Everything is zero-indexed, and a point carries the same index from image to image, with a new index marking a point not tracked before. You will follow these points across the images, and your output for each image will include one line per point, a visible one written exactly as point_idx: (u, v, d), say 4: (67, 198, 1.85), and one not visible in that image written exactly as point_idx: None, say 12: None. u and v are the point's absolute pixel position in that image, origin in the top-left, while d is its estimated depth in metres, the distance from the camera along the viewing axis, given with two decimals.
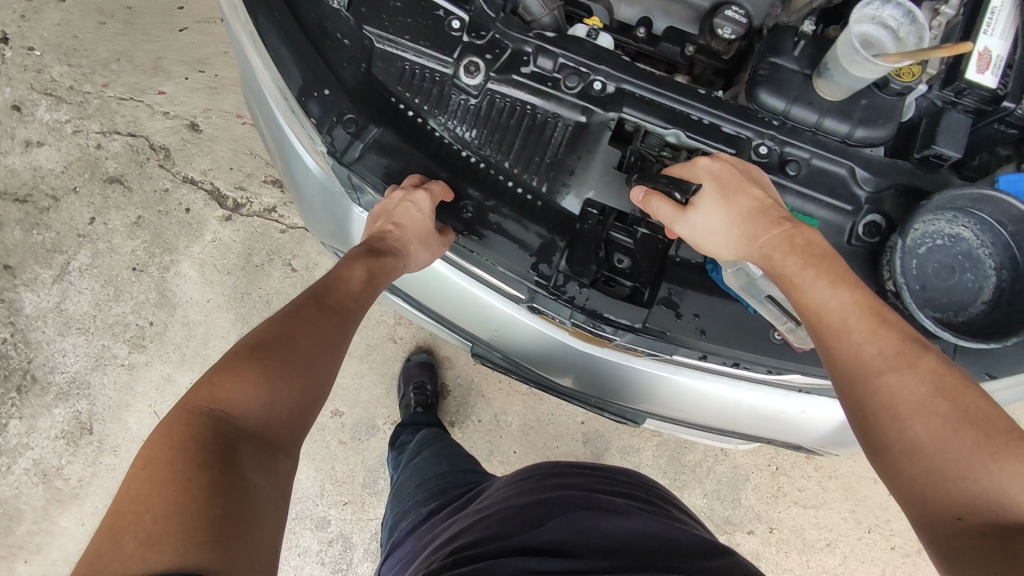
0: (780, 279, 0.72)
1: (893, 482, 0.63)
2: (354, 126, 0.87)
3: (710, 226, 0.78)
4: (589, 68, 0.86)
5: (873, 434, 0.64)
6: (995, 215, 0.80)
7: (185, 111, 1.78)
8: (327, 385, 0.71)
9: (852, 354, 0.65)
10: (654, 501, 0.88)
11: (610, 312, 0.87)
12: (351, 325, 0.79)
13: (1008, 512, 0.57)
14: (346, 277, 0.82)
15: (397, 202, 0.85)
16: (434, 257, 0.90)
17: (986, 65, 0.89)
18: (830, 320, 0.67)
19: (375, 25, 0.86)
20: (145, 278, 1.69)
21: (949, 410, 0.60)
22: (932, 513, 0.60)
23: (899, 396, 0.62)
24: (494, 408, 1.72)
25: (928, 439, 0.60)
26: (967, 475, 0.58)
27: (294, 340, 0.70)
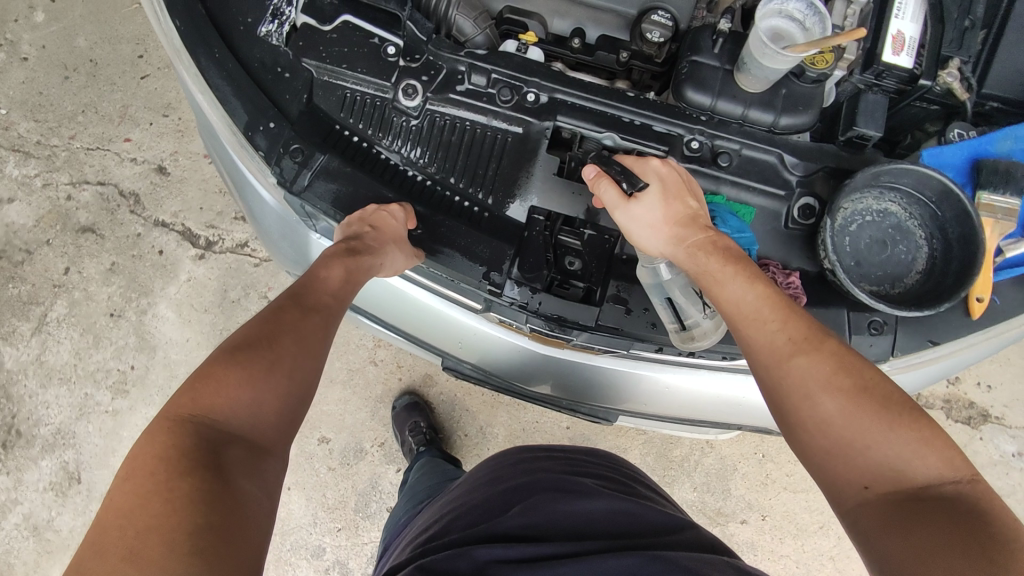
0: (701, 275, 0.76)
1: (806, 458, 0.67)
2: (300, 156, 0.89)
3: (645, 223, 0.80)
4: (521, 81, 0.90)
5: (788, 415, 0.68)
6: (918, 187, 0.84)
7: (154, 155, 1.81)
8: (311, 386, 0.72)
9: (766, 340, 0.69)
10: (628, 483, 0.89)
11: (564, 313, 0.87)
12: (333, 325, 0.79)
13: (906, 478, 0.62)
14: (324, 277, 0.82)
15: (372, 212, 0.85)
16: (407, 266, 0.88)
17: (901, 46, 0.94)
18: (739, 312, 0.72)
19: (313, 58, 0.91)
20: (123, 323, 1.71)
21: (850, 386, 0.65)
22: (838, 483, 0.64)
23: (810, 377, 0.66)
24: (479, 421, 1.74)
25: (835, 414, 0.64)
26: (870, 445, 0.63)
27: (276, 342, 0.70)
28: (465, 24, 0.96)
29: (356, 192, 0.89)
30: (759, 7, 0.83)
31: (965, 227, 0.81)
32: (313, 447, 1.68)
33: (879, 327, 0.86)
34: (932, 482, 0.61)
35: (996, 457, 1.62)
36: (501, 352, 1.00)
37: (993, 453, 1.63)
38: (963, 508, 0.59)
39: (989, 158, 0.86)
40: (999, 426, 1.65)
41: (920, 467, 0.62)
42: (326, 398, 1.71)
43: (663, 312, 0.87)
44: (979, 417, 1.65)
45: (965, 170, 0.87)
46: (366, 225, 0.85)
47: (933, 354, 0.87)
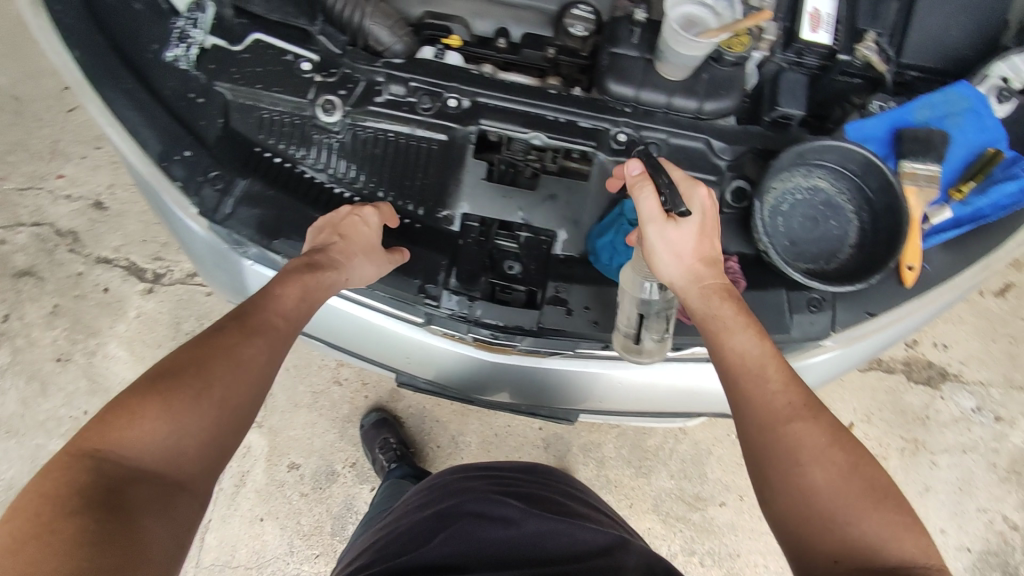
0: (703, 324, 0.73)
1: (779, 519, 0.66)
2: (220, 182, 0.85)
3: (671, 249, 0.74)
4: (441, 88, 0.89)
5: (772, 475, 0.66)
6: (843, 162, 0.85)
7: (89, 190, 1.74)
8: (242, 418, 0.67)
9: (766, 401, 0.68)
10: (560, 496, 0.90)
11: (504, 319, 0.86)
12: (279, 350, 0.72)
13: (879, 558, 0.61)
14: (278, 294, 0.74)
15: (343, 216, 0.83)
16: (379, 275, 0.85)
17: (818, 23, 0.95)
18: (742, 366, 0.70)
19: (225, 80, 0.88)
20: (72, 367, 1.64)
21: (843, 462, 0.65)
22: (809, 551, 0.63)
23: (802, 445, 0.65)
24: (451, 431, 1.72)
25: (823, 484, 0.64)
26: (849, 522, 0.63)
27: (204, 369, 0.65)
28: (381, 34, 0.92)
29: (282, 215, 0.86)
30: None
31: (890, 198, 0.83)
32: (283, 475, 1.64)
33: (818, 303, 0.86)
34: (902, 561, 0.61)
35: (958, 414, 1.66)
36: (450, 364, 0.99)
37: (955, 411, 1.66)
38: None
39: (909, 128, 0.87)
40: (958, 383, 1.68)
41: (895, 550, 0.62)
42: (292, 423, 1.67)
43: (622, 319, 0.84)
44: (938, 376, 1.68)
45: (887, 141, 0.88)
46: (335, 234, 0.81)
47: (872, 326, 0.88)
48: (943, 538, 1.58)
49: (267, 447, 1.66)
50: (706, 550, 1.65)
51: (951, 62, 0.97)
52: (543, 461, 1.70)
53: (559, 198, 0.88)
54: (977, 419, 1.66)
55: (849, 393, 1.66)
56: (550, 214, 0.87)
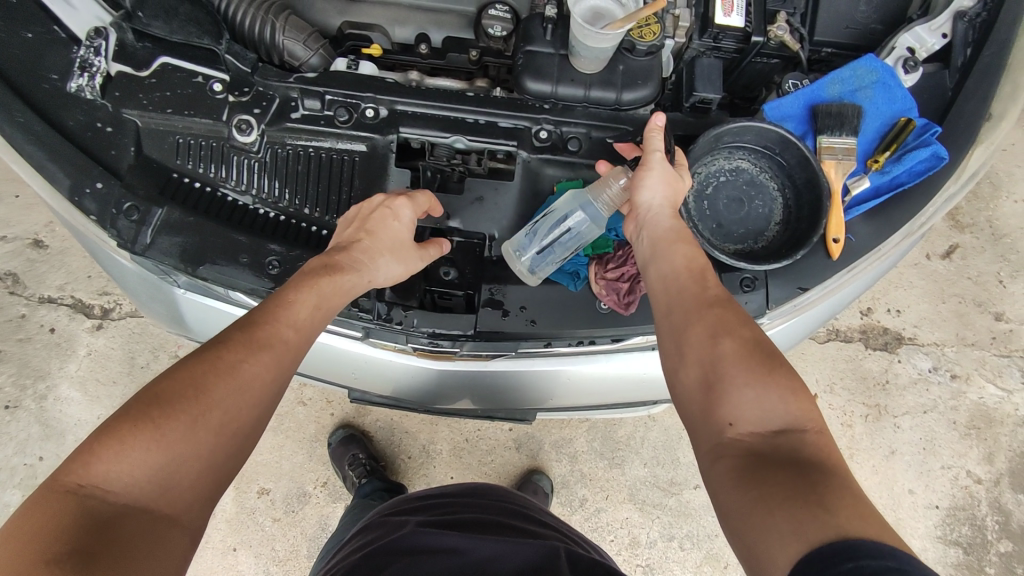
0: (658, 242, 0.73)
1: (681, 398, 0.64)
2: (136, 213, 0.82)
3: (664, 177, 0.76)
4: (357, 98, 0.87)
5: (679, 354, 0.65)
6: (760, 141, 0.86)
7: (25, 229, 1.69)
8: (245, 443, 0.61)
9: (692, 290, 0.67)
10: (501, 517, 0.92)
11: (440, 326, 0.84)
12: (289, 366, 0.66)
13: (769, 422, 0.59)
14: (290, 304, 0.68)
15: (375, 207, 0.80)
16: (409, 272, 0.82)
17: (731, 7, 0.96)
18: (675, 264, 0.70)
19: (134, 107, 0.86)
20: (22, 413, 1.59)
21: (750, 337, 0.62)
22: (708, 424, 0.61)
23: (712, 323, 0.63)
24: (421, 440, 1.70)
25: (729, 357, 0.61)
26: (744, 387, 0.59)
27: (204, 390, 0.58)
28: (296, 48, 0.94)
29: (204, 242, 0.83)
30: None
31: (809, 173, 0.84)
32: (253, 502, 1.61)
33: (751, 283, 0.86)
34: (796, 431, 0.58)
35: (916, 375, 1.70)
36: (398, 376, 0.98)
37: (913, 373, 1.70)
38: (815, 461, 0.55)
39: (823, 103, 0.89)
40: (913, 346, 1.72)
41: (787, 416, 0.59)
42: (258, 448, 1.64)
43: (521, 230, 0.86)
44: (895, 341, 1.72)
45: (804, 118, 0.89)
46: (360, 230, 0.78)
47: (806, 299, 0.89)
48: (912, 498, 1.61)
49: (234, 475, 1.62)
50: (685, 534, 1.65)
51: (862, 38, 1.00)
52: (517, 462, 1.69)
53: (486, 200, 0.86)
54: (934, 378, 1.70)
55: (811, 365, 1.68)
56: (479, 217, 0.86)
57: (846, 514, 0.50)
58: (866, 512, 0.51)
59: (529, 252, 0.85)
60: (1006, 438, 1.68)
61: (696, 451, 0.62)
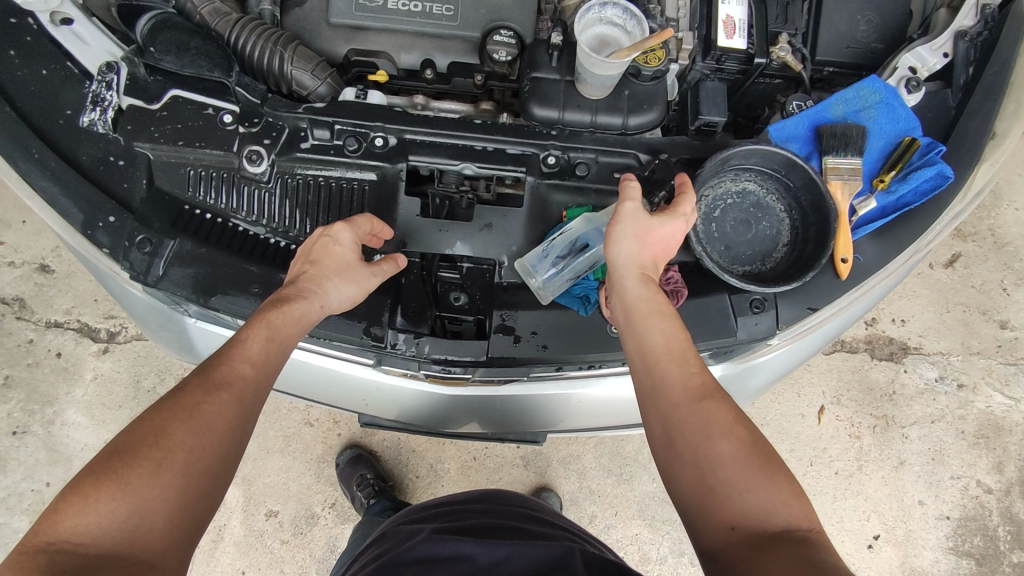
0: (630, 313, 0.68)
1: (676, 493, 0.62)
2: (149, 245, 0.83)
3: (629, 231, 0.72)
4: (367, 127, 0.88)
5: (672, 453, 0.62)
6: (766, 164, 0.86)
7: (32, 254, 1.70)
8: (216, 480, 0.60)
9: (681, 378, 0.64)
10: (509, 521, 0.92)
11: (453, 353, 0.85)
12: (251, 401, 0.65)
13: (771, 524, 0.57)
14: (238, 345, 0.67)
15: (316, 239, 0.79)
16: (364, 289, 0.79)
17: (733, 29, 0.97)
18: (658, 345, 0.66)
19: (145, 140, 0.87)
20: (30, 439, 1.59)
21: (745, 435, 0.61)
22: (707, 523, 0.59)
23: (703, 419, 0.61)
24: (429, 459, 1.69)
25: (727, 460, 0.59)
26: (744, 488, 0.58)
27: (163, 436, 0.58)
28: (303, 78, 0.95)
29: (215, 272, 0.84)
30: (580, 18, 0.85)
31: (814, 195, 0.84)
32: (261, 524, 1.60)
33: (760, 304, 0.86)
34: (798, 531, 0.57)
35: (922, 385, 1.70)
36: (407, 400, 0.98)
37: (920, 383, 1.70)
38: (822, 556, 0.54)
39: (828, 124, 0.90)
40: (919, 355, 1.72)
41: (787, 516, 0.57)
42: (266, 470, 1.63)
43: (536, 247, 0.86)
44: (900, 351, 1.72)
45: (809, 139, 0.90)
46: (305, 262, 0.77)
47: (815, 319, 0.89)
48: (922, 509, 1.61)
49: (242, 498, 1.61)
50: (695, 549, 1.65)
51: (863, 56, 1.01)
52: (525, 479, 1.69)
53: (495, 228, 0.86)
54: (940, 388, 1.70)
55: (817, 377, 1.68)
56: (488, 243, 0.86)
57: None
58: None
59: (546, 271, 0.85)
60: (1015, 447, 1.67)
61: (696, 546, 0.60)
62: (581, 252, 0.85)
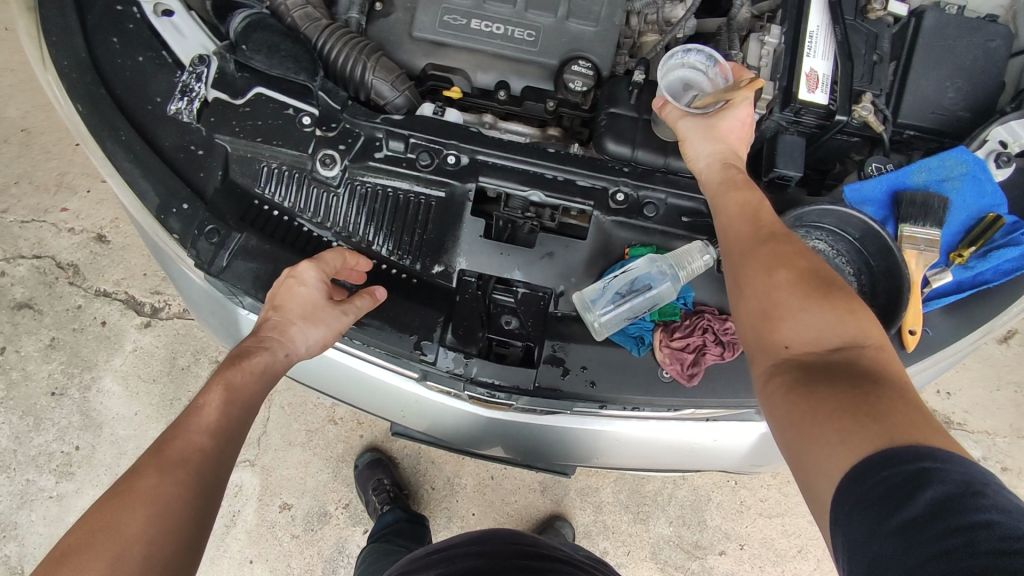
0: (713, 192, 0.79)
1: (738, 327, 0.69)
2: (217, 236, 0.86)
3: (698, 138, 0.83)
4: (441, 144, 0.89)
5: (739, 297, 0.68)
6: (842, 226, 0.83)
7: (92, 223, 1.76)
8: (180, 565, 0.60)
9: (746, 227, 0.71)
10: (503, 561, 0.88)
11: (501, 378, 0.85)
12: (211, 473, 0.66)
13: (826, 343, 0.62)
14: (195, 414, 0.69)
15: (281, 282, 0.80)
16: (331, 331, 0.80)
17: (815, 84, 0.96)
18: (729, 208, 0.75)
19: (226, 133, 0.89)
20: (66, 401, 1.64)
21: (805, 265, 0.66)
22: (765, 346, 0.65)
23: (768, 257, 0.67)
24: (446, 472, 1.68)
25: (784, 285, 0.65)
26: (801, 312, 0.63)
27: (116, 524, 0.59)
28: (383, 88, 0.97)
29: (277, 270, 0.85)
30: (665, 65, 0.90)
31: (888, 262, 0.81)
32: (274, 515, 1.61)
33: None
34: (853, 347, 0.61)
35: None
36: (443, 416, 0.97)
37: None
38: (870, 372, 0.59)
39: (907, 190, 0.87)
40: (963, 432, 1.65)
41: (843, 336, 0.62)
42: (285, 462, 1.64)
43: (593, 283, 0.85)
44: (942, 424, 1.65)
45: (885, 203, 0.88)
46: (270, 306, 0.79)
47: None
48: None
49: (258, 487, 1.62)
50: None
51: (946, 123, 0.98)
52: (540, 506, 1.66)
53: (557, 257, 0.86)
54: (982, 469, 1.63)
55: None
56: (547, 272, 0.86)
57: (900, 426, 0.53)
58: (923, 425, 0.54)
59: (604, 308, 0.84)
60: None
61: (752, 376, 0.66)
62: (642, 292, 0.83)
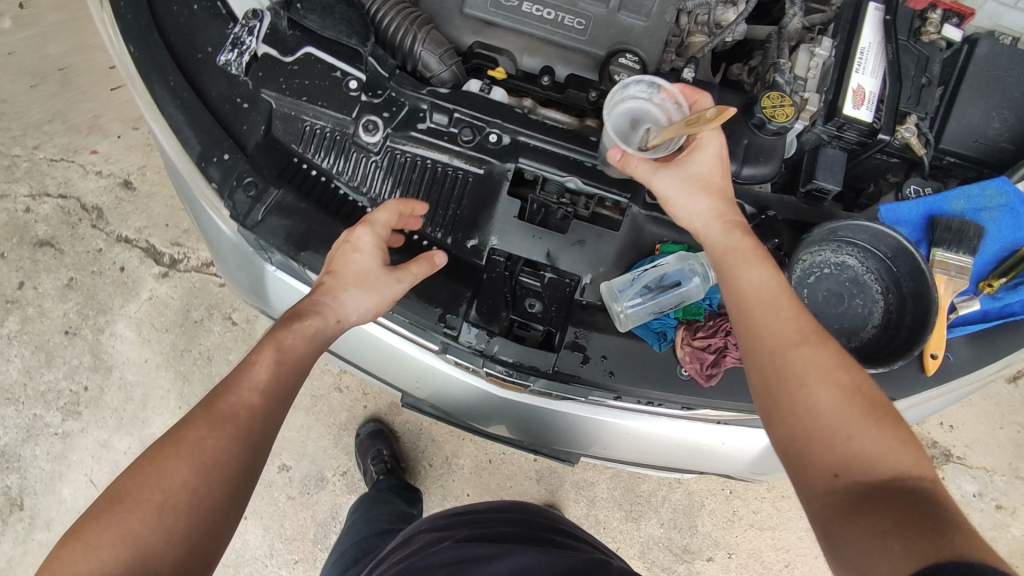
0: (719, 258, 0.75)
1: (776, 440, 0.67)
2: (254, 189, 0.86)
3: (681, 193, 0.79)
4: (485, 122, 0.89)
5: (780, 415, 0.66)
6: (875, 243, 0.83)
7: (120, 169, 1.77)
8: (224, 515, 0.62)
9: (776, 325, 0.68)
10: (536, 531, 0.92)
11: (522, 359, 0.85)
12: (258, 432, 0.65)
13: (875, 467, 0.61)
14: (246, 373, 0.68)
15: (338, 247, 0.80)
16: (382, 298, 0.78)
17: (861, 100, 0.97)
18: (750, 287, 0.71)
19: (273, 89, 0.90)
20: (79, 341, 1.66)
21: (846, 378, 0.64)
22: (810, 465, 0.63)
23: (810, 366, 0.65)
24: (445, 451, 1.69)
25: (828, 405, 0.63)
26: (848, 435, 0.62)
27: (165, 472, 0.60)
28: (430, 60, 0.97)
29: (311, 228, 0.86)
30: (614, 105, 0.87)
31: (918, 284, 0.81)
32: (271, 475, 1.62)
33: None
34: (900, 469, 0.61)
35: (958, 497, 1.64)
36: (458, 392, 0.98)
37: (955, 494, 1.64)
38: (925, 499, 0.58)
39: (943, 216, 0.87)
40: (960, 466, 1.66)
41: (892, 462, 0.61)
42: (288, 424, 1.66)
43: (623, 274, 0.86)
44: (941, 456, 1.66)
45: (920, 226, 0.88)
46: (325, 270, 0.78)
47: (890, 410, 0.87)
48: None
49: None
50: None
51: (988, 153, 0.98)
52: (534, 494, 1.68)
53: (587, 245, 0.87)
54: (976, 504, 1.64)
55: None
56: (576, 260, 0.86)
57: (969, 551, 0.53)
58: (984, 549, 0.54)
59: (631, 299, 0.86)
60: None
61: (795, 490, 0.65)
62: (669, 288, 0.85)
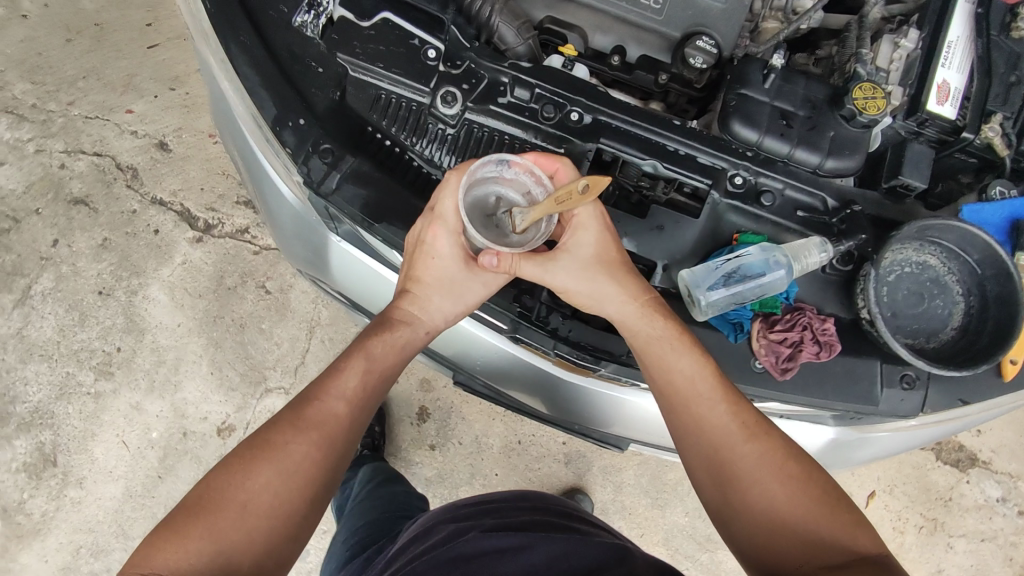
0: (644, 351, 0.81)
1: (739, 535, 0.75)
2: (330, 156, 0.84)
3: (578, 283, 0.81)
4: (566, 99, 0.87)
5: (734, 514, 0.75)
6: (961, 245, 0.82)
7: (155, 129, 1.74)
8: (303, 513, 0.69)
9: (721, 428, 0.77)
10: (554, 518, 0.90)
11: (593, 341, 0.88)
12: (339, 440, 0.73)
13: (833, 547, 0.70)
14: (336, 383, 0.75)
15: (415, 248, 0.82)
16: (465, 306, 0.84)
17: (945, 96, 0.94)
18: (687, 385, 0.78)
19: (348, 53, 0.87)
20: (112, 302, 1.65)
21: (790, 470, 0.74)
22: (775, 552, 0.72)
23: (757, 462, 0.75)
24: (475, 430, 1.67)
25: (776, 497, 0.73)
26: (804, 524, 0.71)
27: (253, 472, 0.68)
28: (507, 33, 0.94)
29: (386, 199, 0.85)
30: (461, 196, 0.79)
31: (1005, 287, 0.80)
32: None
33: (912, 381, 0.85)
34: (857, 544, 0.70)
35: (981, 501, 1.64)
36: (517, 372, 0.95)
37: (979, 498, 1.64)
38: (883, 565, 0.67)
39: None
40: (985, 471, 1.65)
41: (848, 540, 0.70)
42: None
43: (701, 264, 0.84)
44: (967, 460, 1.65)
45: (1003, 229, 0.88)
46: (409, 278, 0.83)
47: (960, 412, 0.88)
48: None
49: None
50: None
51: None
52: (561, 477, 1.68)
53: (666, 232, 0.87)
54: (1000, 509, 1.64)
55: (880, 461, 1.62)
56: (654, 245, 0.87)
57: None
58: None
59: (708, 289, 0.83)
60: None
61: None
62: (746, 280, 0.82)
